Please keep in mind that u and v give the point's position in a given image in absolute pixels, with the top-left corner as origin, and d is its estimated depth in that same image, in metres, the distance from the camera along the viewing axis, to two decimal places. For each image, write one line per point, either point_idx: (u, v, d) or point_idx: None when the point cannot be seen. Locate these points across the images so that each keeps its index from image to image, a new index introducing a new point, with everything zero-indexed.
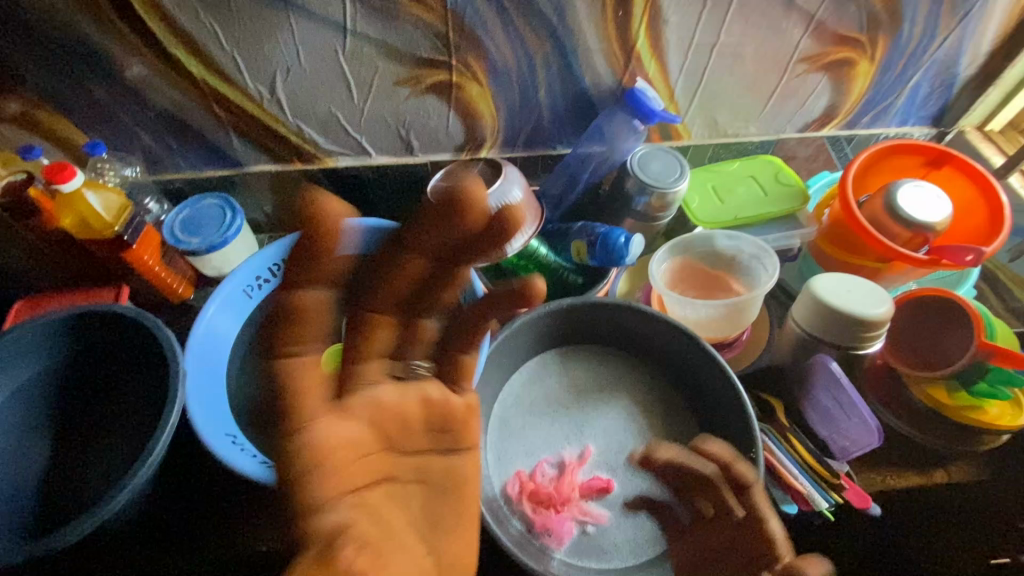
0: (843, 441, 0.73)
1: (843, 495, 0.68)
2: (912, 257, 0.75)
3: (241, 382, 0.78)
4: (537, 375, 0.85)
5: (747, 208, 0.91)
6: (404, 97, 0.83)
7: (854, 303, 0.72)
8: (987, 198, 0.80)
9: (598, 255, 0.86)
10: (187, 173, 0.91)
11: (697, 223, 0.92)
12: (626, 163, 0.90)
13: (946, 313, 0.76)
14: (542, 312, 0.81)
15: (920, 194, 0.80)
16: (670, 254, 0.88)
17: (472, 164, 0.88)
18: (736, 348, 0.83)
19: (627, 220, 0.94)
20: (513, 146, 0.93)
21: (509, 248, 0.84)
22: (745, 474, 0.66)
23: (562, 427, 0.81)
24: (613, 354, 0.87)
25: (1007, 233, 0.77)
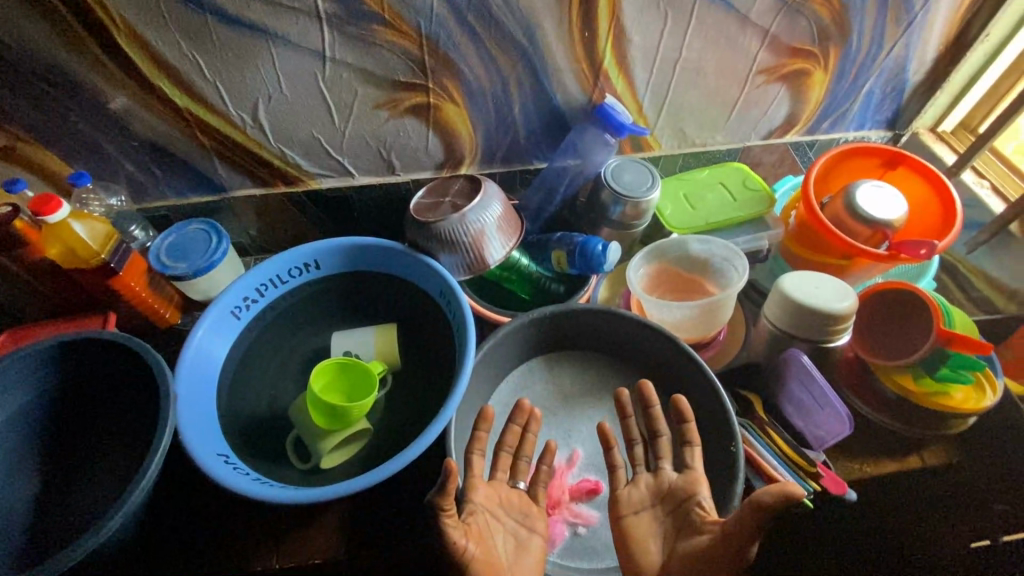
0: (818, 431, 0.76)
1: (820, 483, 0.70)
2: (871, 253, 0.80)
3: (231, 402, 0.79)
4: (523, 383, 0.87)
5: (717, 213, 0.96)
6: (383, 119, 0.86)
7: (822, 299, 0.75)
8: (939, 195, 0.85)
9: (578, 264, 0.90)
10: (172, 201, 0.93)
11: (670, 229, 0.96)
12: (601, 174, 0.93)
13: (908, 305, 0.79)
14: (525, 321, 0.83)
15: (877, 194, 0.84)
16: (646, 260, 0.92)
17: (452, 181, 0.92)
18: (713, 347, 0.87)
19: (605, 229, 0.97)
20: (491, 163, 0.97)
21: (490, 261, 0.86)
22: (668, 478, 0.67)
23: (550, 432, 0.83)
24: (595, 359, 0.89)
25: (960, 227, 0.81)
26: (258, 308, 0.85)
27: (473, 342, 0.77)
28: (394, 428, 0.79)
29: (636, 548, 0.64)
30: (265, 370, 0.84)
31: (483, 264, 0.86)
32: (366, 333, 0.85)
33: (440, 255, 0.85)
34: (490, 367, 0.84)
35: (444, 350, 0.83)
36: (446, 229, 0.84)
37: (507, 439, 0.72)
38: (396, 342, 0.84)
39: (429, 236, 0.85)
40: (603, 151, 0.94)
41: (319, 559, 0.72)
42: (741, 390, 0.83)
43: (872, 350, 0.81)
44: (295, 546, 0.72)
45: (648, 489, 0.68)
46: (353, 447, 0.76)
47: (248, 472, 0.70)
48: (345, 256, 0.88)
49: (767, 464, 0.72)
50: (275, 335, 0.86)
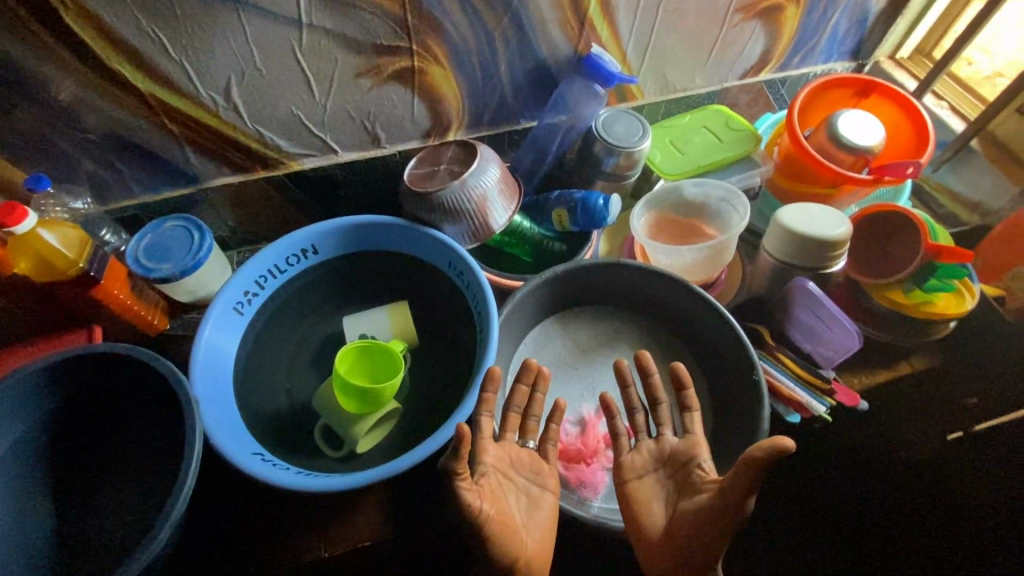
0: (827, 351, 0.81)
1: (836, 398, 0.75)
2: (857, 179, 0.84)
3: (249, 401, 0.76)
4: (541, 343, 0.89)
5: (706, 155, 0.97)
6: (366, 88, 0.82)
7: (819, 227, 0.79)
8: (912, 119, 0.90)
9: (580, 220, 0.90)
10: (140, 198, 0.86)
11: (663, 175, 0.97)
12: (592, 128, 0.93)
13: (894, 224, 0.84)
14: (538, 283, 0.83)
15: (856, 122, 0.88)
16: (645, 209, 0.93)
17: (444, 148, 0.89)
18: (718, 287, 0.90)
19: (599, 183, 0.98)
20: (478, 125, 0.94)
21: (495, 226, 0.85)
22: (667, 441, 0.67)
23: (574, 386, 0.84)
24: (608, 311, 0.91)
25: (933, 147, 0.86)
26: (259, 302, 0.81)
27: (494, 308, 0.76)
28: (423, 404, 0.78)
29: (639, 511, 0.64)
30: (278, 364, 0.81)
31: (488, 230, 0.85)
32: (377, 314, 0.83)
33: (444, 225, 0.83)
34: (508, 332, 0.84)
35: (460, 321, 0.82)
36: (448, 198, 0.81)
37: (516, 399, 0.70)
38: (411, 319, 0.83)
39: (430, 206, 0.82)
40: (591, 107, 0.93)
41: (368, 542, 0.72)
42: (749, 323, 0.87)
43: (863, 270, 0.86)
44: (343, 533, 0.72)
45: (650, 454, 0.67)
46: (384, 428, 0.75)
47: (288, 467, 0.67)
48: (344, 238, 0.84)
49: (785, 387, 0.76)
50: (281, 327, 0.83)
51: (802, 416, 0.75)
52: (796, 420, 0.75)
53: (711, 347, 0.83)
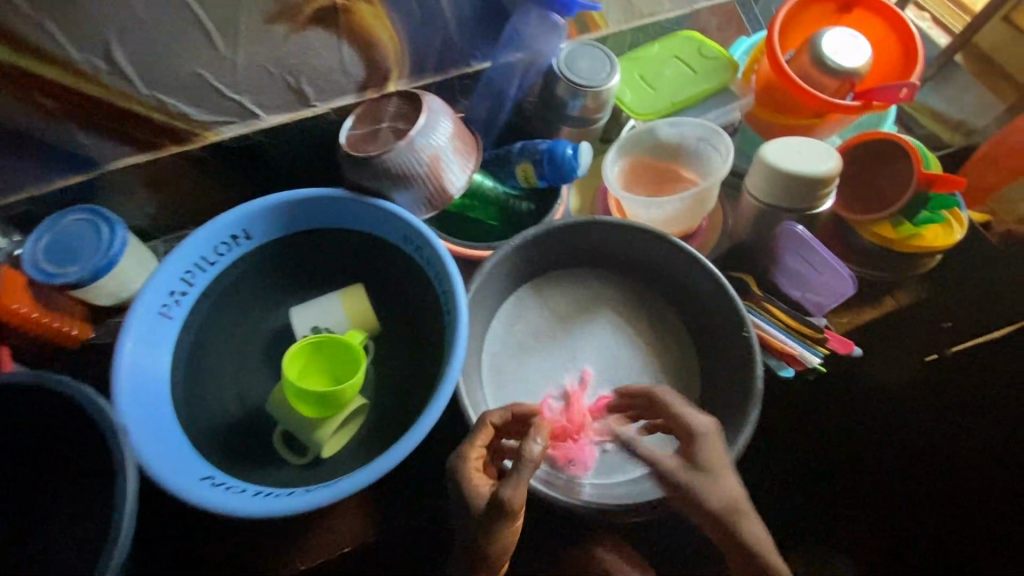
0: (816, 297, 0.77)
1: (828, 346, 0.71)
2: (842, 106, 0.77)
3: (194, 414, 0.67)
4: (518, 313, 0.81)
5: (679, 90, 0.88)
6: (281, 36, 0.69)
7: (803, 164, 0.73)
8: (900, 33, 0.81)
9: (548, 174, 0.81)
10: (28, 191, 0.72)
11: (634, 117, 0.88)
12: (553, 66, 0.82)
13: (883, 153, 0.79)
14: (510, 249, 0.76)
15: (841, 40, 0.80)
16: (618, 156, 0.84)
17: (384, 102, 0.76)
18: (699, 236, 0.84)
19: (564, 130, 0.88)
20: (422, 72, 0.81)
21: (453, 189, 0.75)
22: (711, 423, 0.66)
23: (555, 358, 0.78)
24: (586, 272, 0.84)
25: (923, 64, 0.78)
26: (191, 301, 0.71)
27: (460, 285, 0.68)
28: (393, 396, 0.71)
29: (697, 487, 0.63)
30: (223, 368, 0.72)
31: (446, 196, 0.75)
32: (329, 302, 0.73)
33: (395, 194, 0.73)
34: (478, 307, 0.77)
35: (424, 300, 0.74)
36: (395, 162, 0.71)
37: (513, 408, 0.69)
38: (369, 304, 0.74)
39: (376, 173, 0.72)
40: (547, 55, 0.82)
41: (349, 548, 0.67)
42: (733, 273, 0.82)
43: (852, 206, 0.80)
44: (323, 544, 0.66)
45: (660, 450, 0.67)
46: (352, 428, 0.68)
47: (247, 489, 0.59)
48: (280, 219, 0.74)
49: (777, 340, 0.72)
50: (221, 327, 0.73)
51: (795, 369, 0.72)
52: (790, 374, 0.72)
53: (697, 303, 0.79)
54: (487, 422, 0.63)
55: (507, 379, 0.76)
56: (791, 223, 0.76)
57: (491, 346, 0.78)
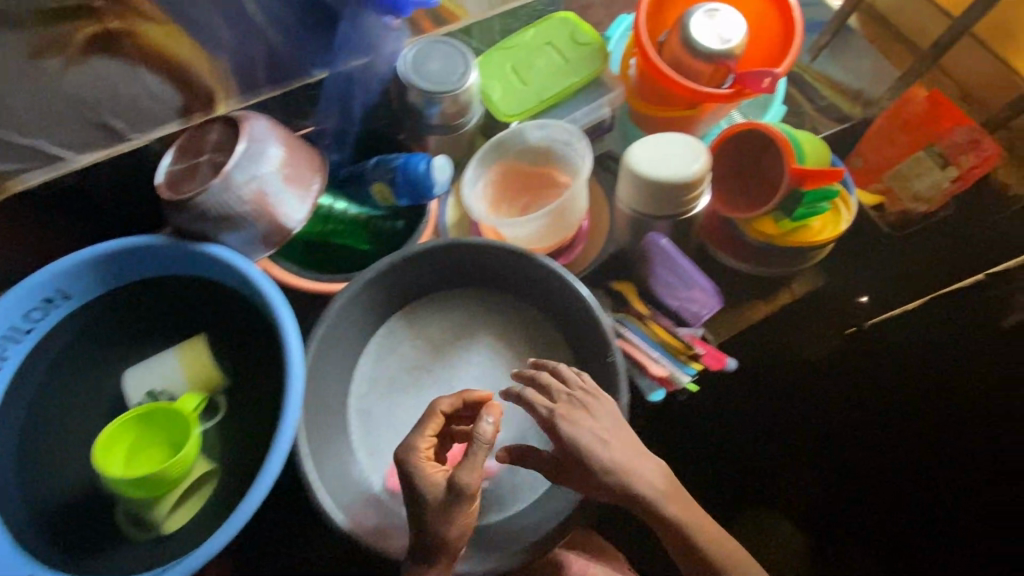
0: (693, 306, 0.73)
1: (701, 362, 0.68)
2: (716, 95, 0.70)
3: (28, 495, 0.63)
4: (388, 346, 0.75)
5: (550, 84, 0.79)
6: (57, 72, 0.63)
7: (671, 168, 0.67)
8: (779, 7, 0.73)
9: (404, 194, 0.74)
10: None
11: (502, 118, 0.80)
12: (399, 70, 0.73)
13: (759, 144, 0.73)
14: (363, 283, 0.70)
15: (714, 19, 0.71)
16: (485, 165, 0.77)
17: (206, 131, 0.68)
18: (578, 247, 0.78)
19: (429, 138, 0.80)
20: (255, 89, 0.72)
21: (291, 224, 0.68)
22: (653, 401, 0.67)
23: (427, 394, 0.74)
24: (461, 294, 0.78)
25: (800, 43, 0.72)
26: (7, 375, 0.65)
27: (293, 337, 0.63)
28: (244, 456, 0.66)
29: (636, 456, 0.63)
30: (61, 442, 0.66)
31: (283, 232, 0.68)
32: (164, 361, 0.68)
33: (223, 237, 0.66)
34: (337, 348, 0.71)
35: (272, 347, 0.68)
36: (212, 204, 0.63)
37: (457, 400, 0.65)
38: (210, 358, 0.69)
39: (193, 217, 0.64)
40: (382, 62, 0.73)
41: None
42: (614, 283, 0.77)
43: (729, 203, 0.75)
44: None
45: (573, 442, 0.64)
46: (199, 495, 0.65)
47: None
48: (100, 274, 0.67)
49: (646, 360, 0.68)
50: (50, 399, 0.67)
51: (666, 391, 0.67)
52: (661, 398, 0.67)
53: (573, 323, 0.73)
54: (437, 411, 0.60)
55: (376, 422, 0.72)
56: (657, 235, 0.74)
57: (359, 387, 0.73)
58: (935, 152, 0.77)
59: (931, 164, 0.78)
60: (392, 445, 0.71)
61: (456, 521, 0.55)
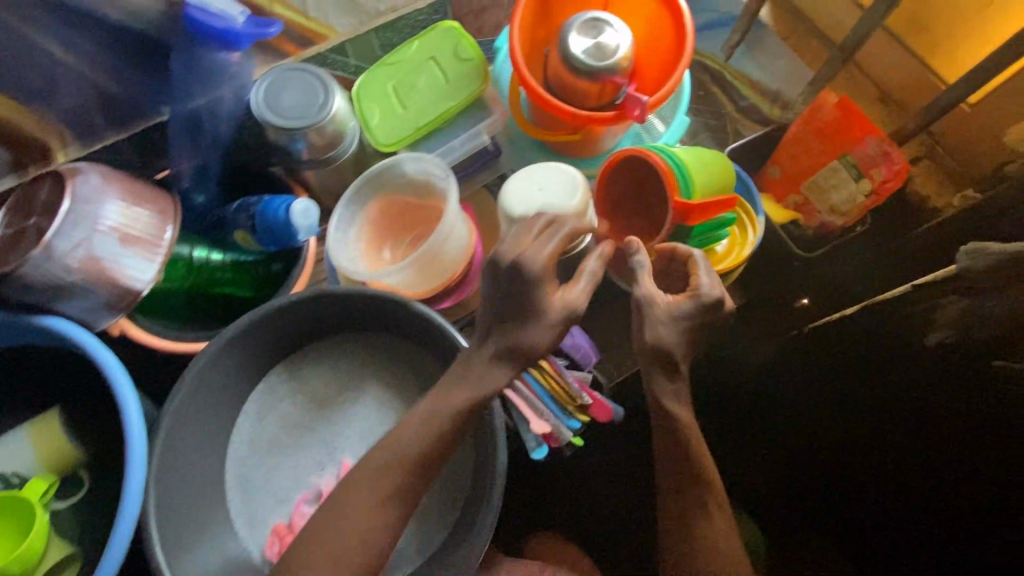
0: (581, 353, 0.68)
1: (588, 414, 0.63)
2: (596, 119, 0.64)
3: None
4: (269, 404, 0.71)
5: (429, 108, 0.72)
6: None
7: (546, 203, 0.61)
8: (672, 17, 0.66)
9: (268, 241, 0.68)
10: None
11: (378, 146, 0.73)
12: (252, 105, 0.67)
13: (646, 171, 0.67)
14: (221, 346, 0.63)
15: (596, 34, 0.64)
16: (360, 202, 0.72)
17: (36, 189, 0.62)
18: (470, 284, 0.72)
19: (304, 173, 0.74)
20: (96, 134, 0.66)
21: (139, 286, 0.63)
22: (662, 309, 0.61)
23: (311, 453, 0.70)
24: (346, 341, 0.73)
25: (690, 64, 0.64)
26: None
27: (135, 421, 0.57)
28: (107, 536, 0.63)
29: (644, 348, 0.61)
30: None
31: (130, 296, 0.62)
32: (13, 442, 0.62)
33: (63, 306, 0.61)
34: (207, 414, 0.65)
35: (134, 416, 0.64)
36: (34, 274, 0.58)
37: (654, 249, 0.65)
38: (64, 435, 0.63)
39: (18, 290, 0.58)
40: (226, 101, 0.68)
41: None
42: None
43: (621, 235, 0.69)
44: None
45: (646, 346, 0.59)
46: None
47: None
48: None
49: (530, 412, 0.63)
50: None
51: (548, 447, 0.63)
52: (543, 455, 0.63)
53: None
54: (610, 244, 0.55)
55: (256, 487, 0.68)
56: None
57: (238, 450, 0.69)
58: (849, 163, 0.72)
59: (847, 175, 0.72)
60: (273, 509, 0.68)
61: (506, 350, 0.52)
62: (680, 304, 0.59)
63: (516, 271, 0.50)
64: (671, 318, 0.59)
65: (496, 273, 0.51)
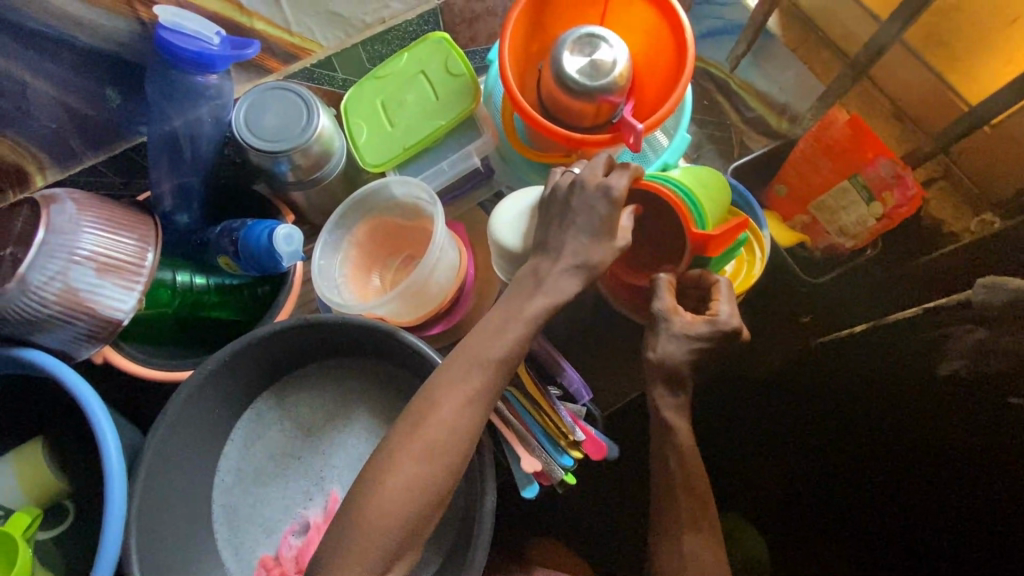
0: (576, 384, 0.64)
1: (581, 450, 0.61)
2: (589, 142, 0.61)
3: None
4: (257, 431, 0.70)
5: (417, 126, 0.69)
6: None
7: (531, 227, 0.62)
8: (672, 30, 0.62)
9: (249, 265, 0.66)
10: None
11: (366, 166, 0.70)
12: (234, 127, 0.65)
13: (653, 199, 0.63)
14: (203, 378, 0.61)
15: (589, 51, 0.61)
16: (347, 226, 0.69)
17: (10, 217, 0.59)
18: (461, 309, 0.70)
19: (291, 193, 0.71)
20: (75, 157, 0.64)
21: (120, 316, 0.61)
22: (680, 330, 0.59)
23: (299, 484, 0.69)
24: (334, 368, 0.71)
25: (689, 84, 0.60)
26: None
27: (113, 456, 0.55)
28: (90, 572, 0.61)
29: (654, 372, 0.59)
30: None
31: (110, 327, 0.61)
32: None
33: (42, 338, 0.60)
34: (192, 446, 0.64)
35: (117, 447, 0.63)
36: (11, 310, 0.57)
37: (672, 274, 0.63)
38: (49, 468, 0.62)
39: None
40: (206, 123, 0.65)
41: None
42: None
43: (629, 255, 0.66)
44: None
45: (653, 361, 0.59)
46: None
47: None
48: None
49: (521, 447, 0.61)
50: None
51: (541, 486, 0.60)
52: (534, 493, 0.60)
53: None
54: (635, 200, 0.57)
55: (243, 517, 0.67)
56: None
57: (225, 478, 0.68)
58: (860, 184, 0.68)
59: (858, 196, 0.69)
60: (261, 540, 0.67)
61: (570, 259, 0.55)
62: (694, 324, 0.58)
63: (605, 197, 0.55)
64: (684, 338, 0.58)
65: (553, 203, 0.58)
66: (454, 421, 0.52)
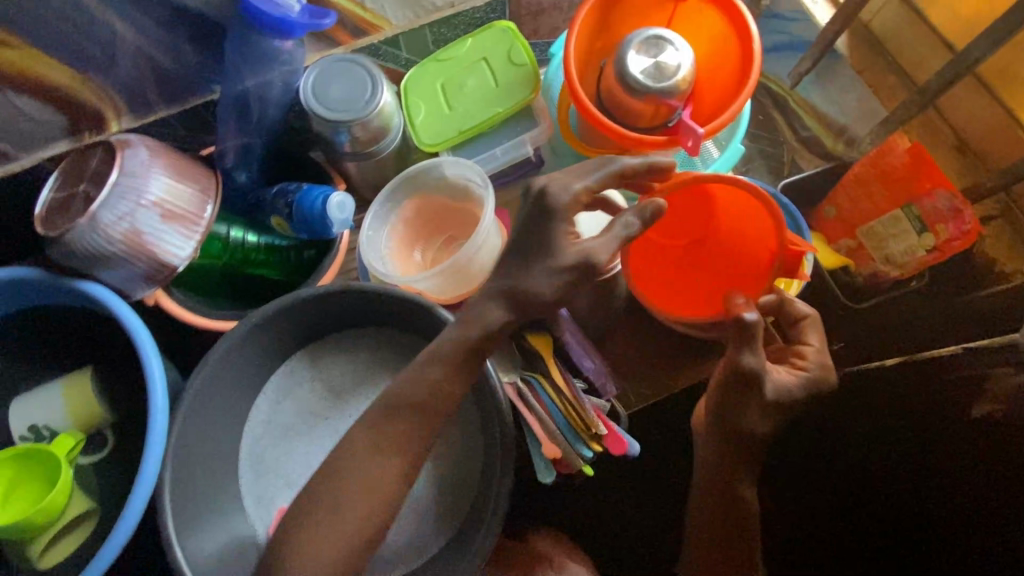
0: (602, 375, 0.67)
1: (602, 445, 0.61)
2: (646, 143, 0.62)
3: None
4: (287, 387, 0.72)
5: (474, 112, 0.71)
6: None
7: None
8: (739, 38, 0.62)
9: (300, 228, 0.68)
10: None
11: (422, 146, 0.72)
12: (302, 96, 0.67)
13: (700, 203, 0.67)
14: (247, 328, 0.65)
15: (654, 53, 0.62)
16: (396, 201, 0.71)
17: (89, 156, 0.63)
18: None
19: (346, 164, 0.74)
20: (150, 107, 0.68)
21: (176, 262, 0.64)
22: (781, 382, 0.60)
23: (322, 443, 0.71)
24: (368, 336, 0.73)
25: (752, 92, 0.60)
26: None
27: (157, 389, 0.59)
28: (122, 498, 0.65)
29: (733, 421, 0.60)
30: None
31: (166, 271, 0.64)
32: (49, 396, 0.66)
33: (103, 274, 0.63)
34: (228, 393, 0.67)
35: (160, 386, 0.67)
36: (80, 245, 0.60)
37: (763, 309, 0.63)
38: (95, 397, 0.66)
39: (64, 255, 0.61)
40: (275, 88, 0.68)
41: None
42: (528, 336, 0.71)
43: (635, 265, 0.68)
44: None
45: (737, 425, 0.60)
46: (74, 537, 0.63)
47: None
48: None
49: (543, 432, 0.62)
50: None
51: (558, 472, 0.61)
52: (551, 479, 0.61)
53: None
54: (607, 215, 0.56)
55: (267, 468, 0.70)
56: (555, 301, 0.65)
57: (253, 428, 0.71)
58: (913, 215, 0.68)
59: (909, 226, 0.68)
60: (281, 491, 0.70)
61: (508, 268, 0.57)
62: (790, 383, 0.59)
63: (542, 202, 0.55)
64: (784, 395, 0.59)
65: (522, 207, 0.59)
66: (426, 407, 0.55)
